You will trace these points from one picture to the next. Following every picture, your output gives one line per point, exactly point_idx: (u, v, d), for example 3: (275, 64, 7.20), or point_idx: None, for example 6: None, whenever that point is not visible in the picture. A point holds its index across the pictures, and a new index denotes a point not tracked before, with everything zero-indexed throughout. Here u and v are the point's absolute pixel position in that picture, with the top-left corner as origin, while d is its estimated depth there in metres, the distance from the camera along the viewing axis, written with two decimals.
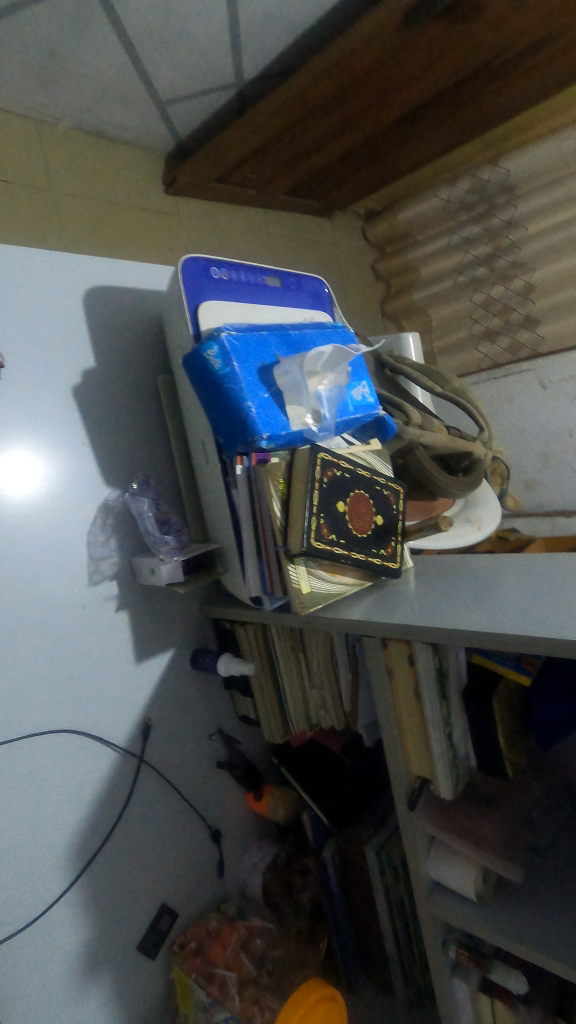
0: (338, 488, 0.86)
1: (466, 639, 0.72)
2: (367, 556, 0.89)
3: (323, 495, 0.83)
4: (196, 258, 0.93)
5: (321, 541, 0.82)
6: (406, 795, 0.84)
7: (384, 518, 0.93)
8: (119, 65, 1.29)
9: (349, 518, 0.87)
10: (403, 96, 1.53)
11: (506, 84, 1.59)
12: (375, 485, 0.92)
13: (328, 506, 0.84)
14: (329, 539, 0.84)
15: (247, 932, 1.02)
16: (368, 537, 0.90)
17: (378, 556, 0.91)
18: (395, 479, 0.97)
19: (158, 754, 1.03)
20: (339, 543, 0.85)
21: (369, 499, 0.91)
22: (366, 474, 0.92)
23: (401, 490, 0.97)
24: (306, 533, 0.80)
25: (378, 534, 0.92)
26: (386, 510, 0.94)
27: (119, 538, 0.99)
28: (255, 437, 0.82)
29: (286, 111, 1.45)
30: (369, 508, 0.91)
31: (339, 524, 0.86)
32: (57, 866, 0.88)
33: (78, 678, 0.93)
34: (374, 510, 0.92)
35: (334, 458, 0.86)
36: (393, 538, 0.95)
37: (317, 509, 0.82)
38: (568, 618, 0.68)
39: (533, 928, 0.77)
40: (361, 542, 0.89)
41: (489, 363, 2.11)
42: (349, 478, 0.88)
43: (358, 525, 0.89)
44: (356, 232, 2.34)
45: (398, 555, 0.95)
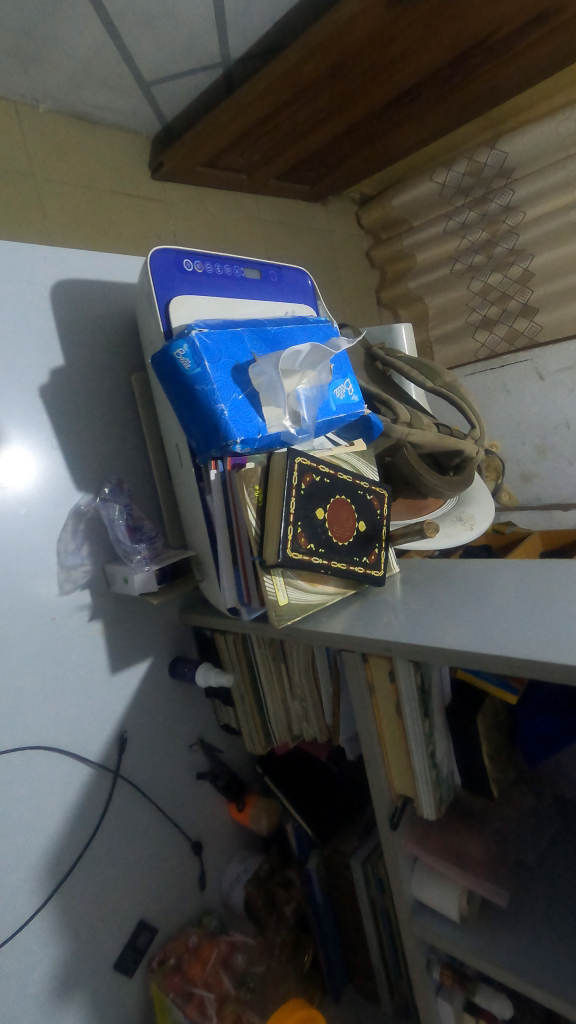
0: (317, 494, 0.81)
1: (450, 658, 0.68)
2: (348, 565, 0.85)
3: (301, 503, 0.79)
4: (167, 250, 0.88)
5: (299, 551, 0.78)
6: (388, 814, 0.81)
7: (368, 524, 0.89)
8: (99, 41, 1.21)
9: (330, 525, 0.83)
10: (396, 75, 1.46)
11: (503, 62, 1.53)
12: (358, 490, 0.88)
13: (306, 514, 0.80)
14: (307, 549, 0.79)
15: (228, 948, 0.99)
16: (350, 545, 0.86)
17: (361, 564, 0.87)
18: (379, 483, 0.93)
19: (135, 767, 0.99)
20: (319, 552, 0.80)
21: (351, 505, 0.86)
22: (348, 479, 0.87)
23: (386, 494, 0.93)
24: (282, 544, 0.76)
25: (360, 542, 0.87)
26: (369, 516, 0.89)
27: (91, 545, 0.94)
28: (228, 440, 0.78)
29: (275, 91, 1.38)
30: (350, 514, 0.86)
31: (319, 533, 0.81)
32: (29, 888, 0.85)
33: (49, 692, 0.89)
34: (356, 516, 0.87)
35: (313, 463, 0.82)
36: (376, 545, 0.90)
37: (294, 518, 0.78)
38: (559, 634, 0.64)
39: (519, 952, 0.74)
40: (342, 551, 0.84)
41: (486, 352, 2.05)
42: (330, 484, 0.84)
43: (339, 533, 0.84)
44: (350, 218, 2.26)
45: (382, 562, 0.91)
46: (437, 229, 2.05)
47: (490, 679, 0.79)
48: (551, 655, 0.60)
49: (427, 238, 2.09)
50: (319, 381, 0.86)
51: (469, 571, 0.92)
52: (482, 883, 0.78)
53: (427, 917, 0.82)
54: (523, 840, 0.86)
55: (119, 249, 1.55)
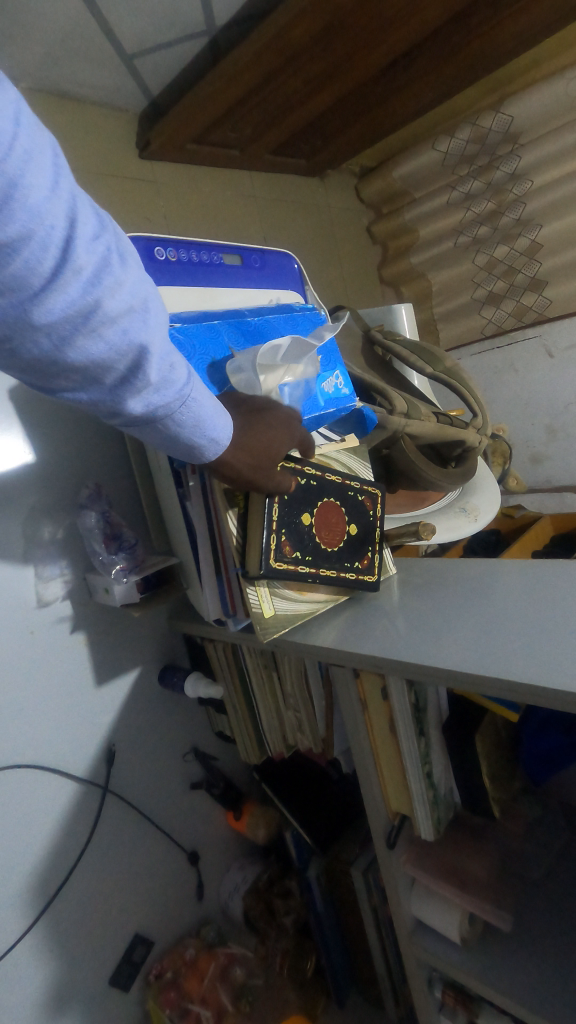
0: (303, 497, 0.75)
1: (448, 678, 0.62)
2: (339, 572, 0.79)
3: (285, 509, 0.73)
4: (136, 238, 0.82)
5: (284, 561, 0.72)
6: (384, 833, 0.78)
7: (359, 527, 0.83)
8: (76, 14, 1.13)
9: (317, 530, 0.77)
10: (394, 37, 1.36)
11: (507, 18, 1.42)
12: (348, 490, 0.82)
13: (291, 521, 0.74)
14: (292, 557, 0.74)
15: (227, 961, 1.02)
16: (340, 550, 0.80)
17: (352, 570, 0.81)
18: (373, 481, 0.87)
19: (126, 781, 0.97)
20: (305, 561, 0.75)
21: (340, 508, 0.80)
22: (338, 479, 0.81)
23: (380, 493, 0.87)
24: (265, 555, 0.70)
25: (352, 546, 0.82)
26: (361, 518, 0.84)
27: (70, 554, 0.90)
28: None
29: (264, 59, 1.29)
30: (340, 517, 0.81)
31: (305, 539, 0.75)
32: (19, 912, 0.83)
33: (30, 709, 0.85)
34: (347, 518, 0.81)
35: (298, 463, 0.75)
36: (369, 548, 0.85)
37: (277, 526, 0.72)
38: (568, 648, 0.58)
39: (519, 978, 0.71)
40: (332, 558, 0.79)
41: (493, 329, 1.96)
42: (317, 486, 0.78)
43: (328, 538, 0.78)
44: (349, 191, 2.15)
45: (376, 565, 0.85)
46: (440, 201, 1.94)
47: (488, 697, 0.76)
48: (554, 677, 0.55)
49: (431, 211, 1.98)
50: (305, 377, 0.76)
51: (469, 568, 0.86)
52: (482, 906, 0.76)
53: (425, 937, 0.80)
54: (527, 855, 0.83)
55: None
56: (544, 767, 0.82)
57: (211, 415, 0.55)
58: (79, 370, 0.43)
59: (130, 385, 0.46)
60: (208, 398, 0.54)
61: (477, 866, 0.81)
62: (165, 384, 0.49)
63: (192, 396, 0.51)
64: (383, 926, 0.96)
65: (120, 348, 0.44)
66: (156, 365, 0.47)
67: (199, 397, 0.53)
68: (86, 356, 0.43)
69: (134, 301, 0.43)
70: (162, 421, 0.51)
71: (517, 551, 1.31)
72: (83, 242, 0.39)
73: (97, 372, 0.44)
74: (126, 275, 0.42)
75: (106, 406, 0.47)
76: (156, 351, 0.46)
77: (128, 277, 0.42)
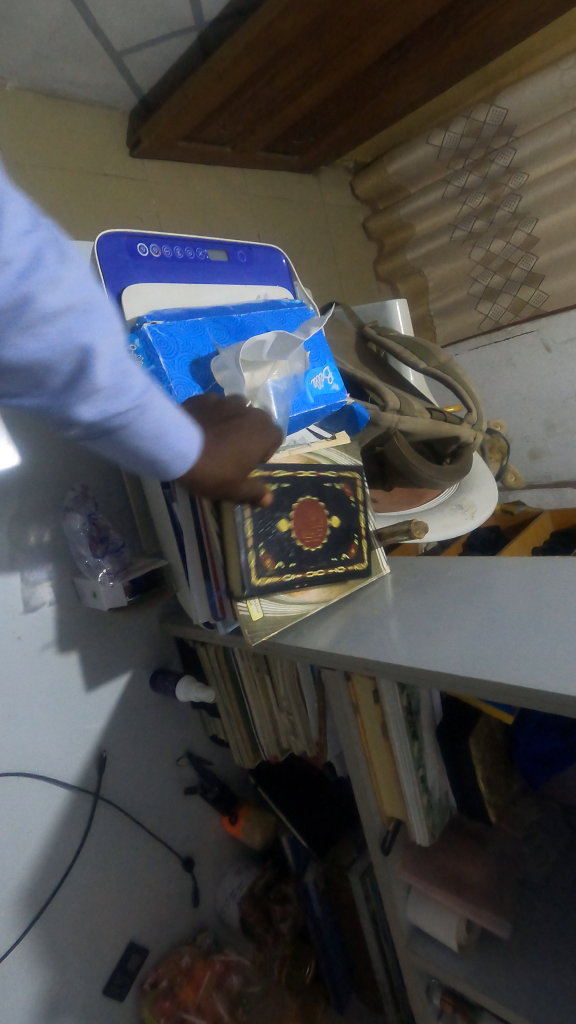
0: (276, 504, 0.73)
1: (442, 682, 0.60)
2: (326, 569, 0.78)
3: (258, 522, 0.71)
4: (117, 235, 0.80)
5: (265, 575, 0.72)
6: (378, 838, 0.77)
7: (341, 518, 0.82)
8: (62, 10, 1.12)
9: (296, 533, 0.76)
10: (384, 29, 1.35)
11: (500, 8, 1.39)
12: (324, 483, 0.80)
13: (267, 533, 0.72)
14: (274, 568, 0.73)
15: (223, 968, 1.01)
16: (324, 547, 0.79)
17: (340, 564, 0.81)
18: (350, 465, 0.85)
19: (117, 787, 0.95)
20: (289, 568, 0.74)
21: (319, 504, 0.79)
22: (311, 473, 0.79)
23: (358, 475, 0.86)
24: (246, 575, 0.70)
25: (336, 540, 0.81)
26: (343, 509, 0.83)
27: (58, 557, 0.88)
28: None
29: (253, 54, 1.27)
30: (320, 513, 0.79)
31: (285, 546, 0.74)
32: (10, 923, 0.81)
33: (18, 716, 0.83)
34: (328, 512, 0.80)
35: (266, 470, 0.73)
36: (355, 537, 0.84)
37: (253, 541, 0.71)
38: (565, 649, 0.57)
39: (517, 987, 0.70)
40: (317, 557, 0.78)
41: (490, 324, 1.94)
42: (290, 486, 0.75)
43: (308, 539, 0.77)
44: (344, 187, 2.13)
45: (365, 552, 0.85)
46: (435, 196, 1.92)
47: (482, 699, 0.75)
48: (551, 680, 0.53)
49: (425, 206, 1.96)
50: (292, 373, 0.75)
51: (464, 567, 0.84)
52: (481, 913, 0.75)
53: (422, 944, 0.79)
54: (526, 860, 0.81)
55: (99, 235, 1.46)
56: (541, 767, 0.83)
57: (176, 430, 0.50)
58: (16, 370, 0.40)
59: (76, 390, 0.42)
60: (173, 412, 0.50)
61: (474, 870, 0.80)
62: (119, 391, 0.44)
63: (152, 407, 0.47)
64: (381, 931, 0.95)
65: (60, 349, 0.40)
66: (105, 370, 0.43)
67: (162, 409, 0.48)
68: (21, 356, 0.39)
69: (74, 298, 0.39)
70: (119, 433, 0.47)
71: (515, 549, 1.29)
72: (11, 231, 0.36)
73: (36, 374, 0.41)
74: (63, 271, 0.38)
75: (53, 412, 0.44)
76: (104, 354, 0.42)
77: (67, 273, 0.39)
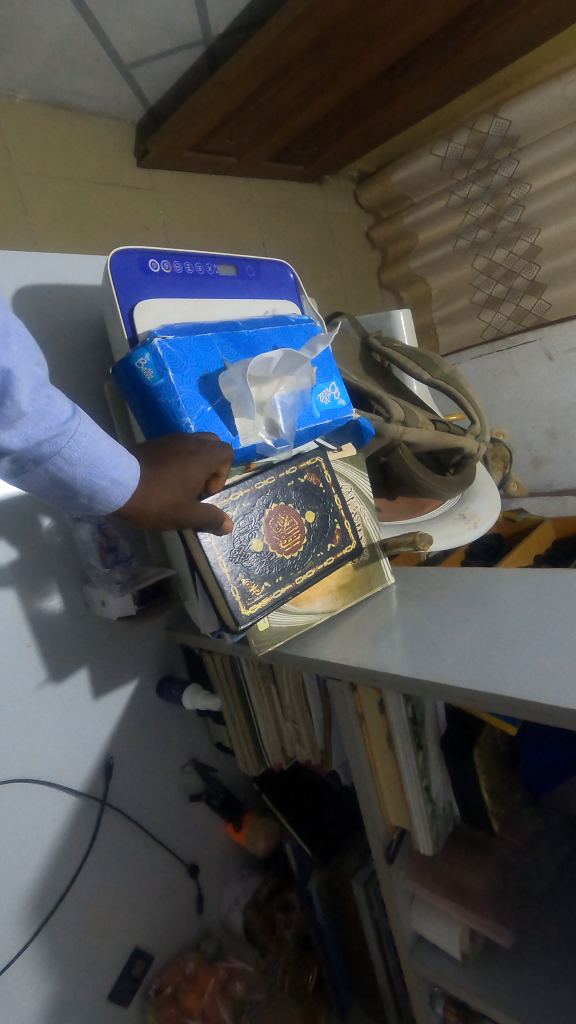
0: (242, 527, 0.73)
1: (446, 694, 0.61)
2: (315, 568, 0.78)
3: (230, 552, 0.72)
4: (128, 252, 0.82)
5: (254, 600, 0.72)
6: (383, 846, 0.78)
7: (316, 512, 0.80)
8: (73, 25, 1.14)
9: (271, 546, 0.75)
10: (389, 43, 1.37)
11: (503, 23, 1.41)
12: (287, 482, 0.78)
13: (242, 559, 0.72)
14: (262, 589, 0.73)
15: (227, 974, 1.02)
16: (306, 546, 0.78)
17: (327, 556, 0.80)
18: (312, 451, 0.83)
19: (123, 794, 0.96)
20: (277, 582, 0.74)
21: (288, 507, 0.78)
22: (271, 477, 0.77)
23: (322, 459, 0.84)
24: (235, 609, 0.70)
25: (316, 535, 0.80)
26: (317, 502, 0.81)
27: (66, 566, 0.89)
28: None
29: (260, 68, 1.29)
30: (291, 516, 0.78)
31: (266, 565, 0.74)
32: (17, 927, 0.82)
33: (26, 722, 0.85)
34: (301, 511, 0.79)
35: (223, 496, 0.72)
36: (336, 524, 0.82)
37: (232, 572, 0.71)
38: (569, 662, 0.57)
39: (520, 997, 0.71)
40: (303, 564, 0.77)
41: (493, 332, 1.95)
42: (252, 501, 0.74)
43: (288, 547, 0.76)
44: (347, 196, 2.16)
45: (350, 533, 0.84)
46: (439, 205, 1.94)
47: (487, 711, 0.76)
48: (553, 692, 0.54)
49: (429, 215, 1.98)
50: (299, 387, 0.78)
51: (467, 578, 0.85)
52: (484, 922, 0.76)
53: (425, 952, 0.79)
54: (529, 868, 0.82)
55: (107, 244, 1.48)
56: (544, 776, 0.84)
57: (109, 455, 0.56)
58: None
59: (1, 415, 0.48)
60: (104, 439, 0.55)
61: (479, 880, 0.81)
62: (44, 416, 0.50)
63: (80, 431, 0.53)
64: (384, 939, 0.96)
65: None
66: (27, 395, 0.48)
67: (92, 435, 0.54)
68: None
69: None
70: (50, 458, 0.52)
71: (517, 558, 1.29)
72: None
73: None
74: None
75: None
76: (25, 380, 0.48)
77: None
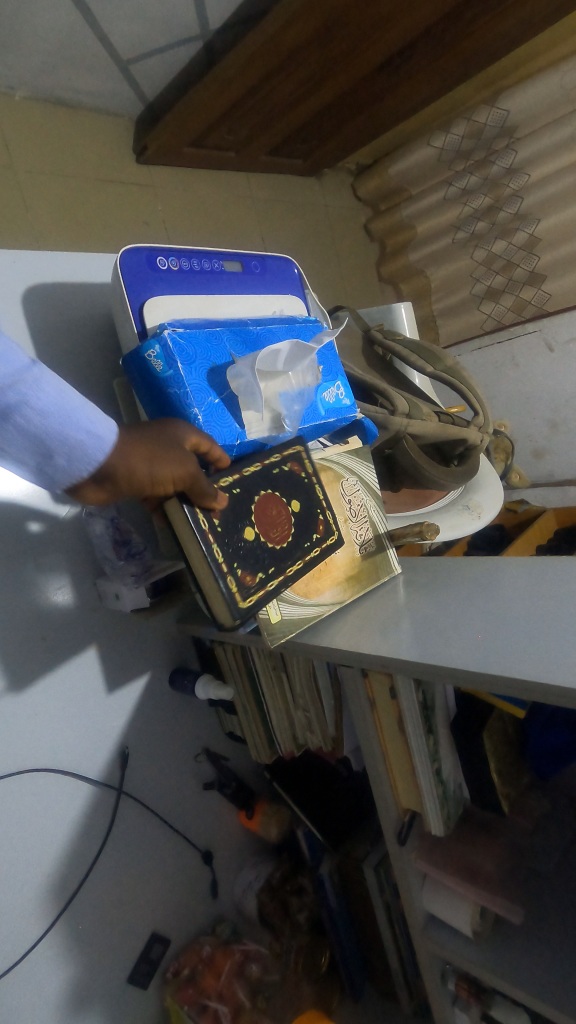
0: (235, 516, 0.70)
1: (455, 677, 0.63)
2: (303, 559, 0.75)
3: (224, 544, 0.68)
4: (137, 249, 0.83)
5: (251, 592, 0.69)
6: (395, 828, 0.80)
7: (301, 500, 0.77)
8: (71, 23, 1.15)
9: (264, 536, 0.72)
10: (387, 37, 1.37)
11: (500, 15, 1.42)
12: (273, 469, 0.75)
13: (236, 548, 0.69)
14: (257, 580, 0.70)
15: (242, 957, 1.04)
16: (295, 536, 0.75)
17: (313, 546, 0.77)
18: (290, 436, 0.80)
19: (138, 783, 0.98)
20: (271, 573, 0.71)
21: (276, 495, 0.74)
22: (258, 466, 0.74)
23: (301, 444, 0.80)
24: (234, 605, 0.67)
25: (301, 524, 0.77)
26: (301, 490, 0.78)
27: (80, 563, 0.90)
28: None
29: (258, 63, 1.30)
30: (279, 505, 0.74)
31: (260, 554, 0.71)
32: (39, 911, 0.84)
33: (44, 714, 0.86)
34: (287, 500, 0.75)
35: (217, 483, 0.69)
36: (319, 511, 0.80)
37: (227, 565, 0.68)
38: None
39: (530, 972, 0.73)
40: (291, 553, 0.74)
41: (492, 323, 1.96)
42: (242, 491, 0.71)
43: (279, 537, 0.73)
44: (345, 189, 2.16)
45: (331, 520, 0.81)
46: (437, 197, 1.94)
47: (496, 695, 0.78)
48: (560, 674, 0.55)
49: (427, 207, 1.99)
50: (304, 384, 0.80)
51: (474, 567, 0.86)
52: (494, 900, 0.78)
53: (438, 931, 0.82)
54: (537, 849, 0.84)
55: (108, 240, 1.49)
56: (551, 759, 0.86)
57: (79, 406, 0.55)
58: None
59: None
60: (71, 394, 0.56)
61: (488, 860, 0.83)
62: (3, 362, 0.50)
63: (43, 380, 0.53)
64: (396, 920, 0.98)
65: None
66: None
67: (58, 387, 0.54)
68: None
69: None
70: (16, 409, 0.52)
71: (520, 548, 1.31)
72: None
73: None
74: None
75: None
76: None
77: None
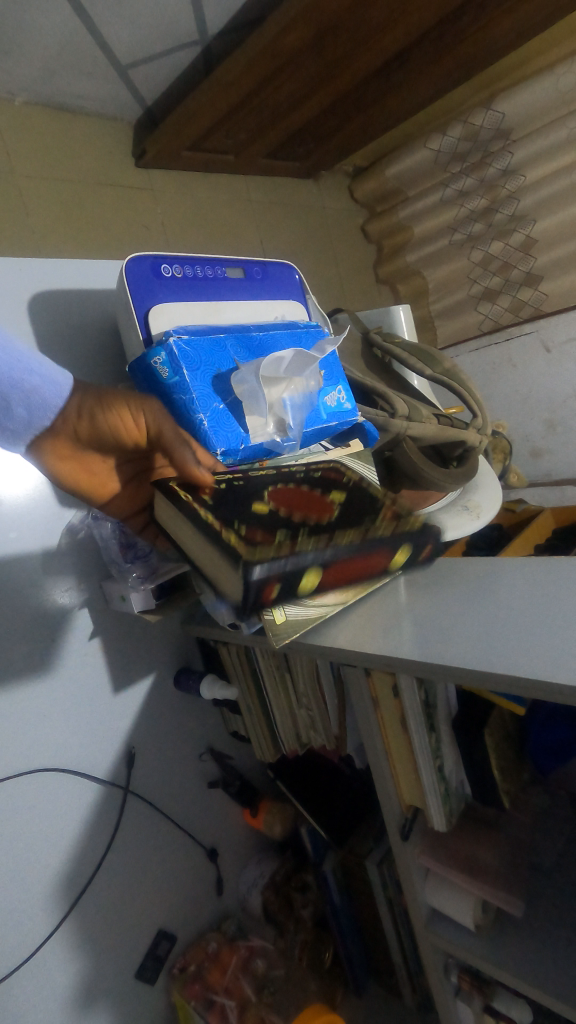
0: (239, 494, 0.66)
1: (456, 676, 0.64)
2: (356, 535, 0.66)
3: (220, 508, 0.63)
4: (142, 258, 0.84)
5: (259, 545, 0.59)
6: (399, 826, 0.82)
7: (349, 495, 0.73)
8: (71, 29, 1.17)
9: (289, 509, 0.65)
10: (384, 41, 1.39)
11: (496, 19, 1.43)
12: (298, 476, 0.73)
13: (239, 514, 0.63)
14: (275, 539, 0.61)
15: (248, 953, 1.06)
16: (341, 517, 0.68)
17: (373, 528, 0.68)
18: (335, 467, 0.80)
19: (144, 782, 1.00)
20: (294, 534, 0.62)
21: (312, 489, 0.71)
22: (270, 473, 0.72)
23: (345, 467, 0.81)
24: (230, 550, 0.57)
25: (351, 510, 0.70)
26: (347, 489, 0.74)
27: (87, 567, 0.92)
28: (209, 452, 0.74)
29: (257, 68, 1.32)
30: (317, 496, 0.70)
31: (278, 518, 0.64)
32: (48, 908, 0.86)
33: (52, 715, 0.88)
34: (329, 494, 0.71)
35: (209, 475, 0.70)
36: (379, 506, 0.72)
37: (226, 521, 0.61)
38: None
39: (532, 963, 0.75)
40: (334, 526, 0.66)
41: (490, 323, 1.98)
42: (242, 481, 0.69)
43: (314, 511, 0.67)
44: (342, 191, 2.18)
45: (398, 512, 0.73)
46: (434, 198, 1.96)
47: (496, 693, 0.80)
48: (560, 672, 0.57)
49: (424, 209, 2.00)
50: (307, 388, 0.81)
51: (474, 567, 0.88)
52: (495, 893, 0.80)
53: (441, 925, 0.84)
54: (537, 845, 0.86)
55: (107, 245, 1.50)
56: (552, 755, 0.87)
57: (29, 357, 0.64)
58: None
59: None
60: (23, 347, 0.64)
61: (490, 854, 0.85)
62: None
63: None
64: (399, 916, 1.00)
65: None
66: None
67: (7, 341, 0.62)
68: None
69: None
70: None
71: (519, 547, 1.32)
72: None
73: None
74: None
75: None
76: None
77: None
